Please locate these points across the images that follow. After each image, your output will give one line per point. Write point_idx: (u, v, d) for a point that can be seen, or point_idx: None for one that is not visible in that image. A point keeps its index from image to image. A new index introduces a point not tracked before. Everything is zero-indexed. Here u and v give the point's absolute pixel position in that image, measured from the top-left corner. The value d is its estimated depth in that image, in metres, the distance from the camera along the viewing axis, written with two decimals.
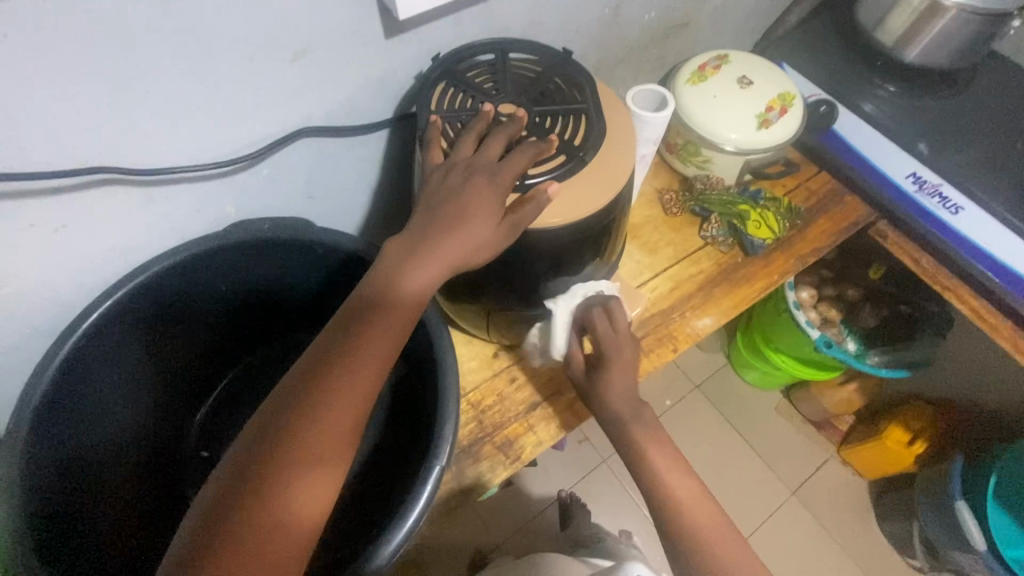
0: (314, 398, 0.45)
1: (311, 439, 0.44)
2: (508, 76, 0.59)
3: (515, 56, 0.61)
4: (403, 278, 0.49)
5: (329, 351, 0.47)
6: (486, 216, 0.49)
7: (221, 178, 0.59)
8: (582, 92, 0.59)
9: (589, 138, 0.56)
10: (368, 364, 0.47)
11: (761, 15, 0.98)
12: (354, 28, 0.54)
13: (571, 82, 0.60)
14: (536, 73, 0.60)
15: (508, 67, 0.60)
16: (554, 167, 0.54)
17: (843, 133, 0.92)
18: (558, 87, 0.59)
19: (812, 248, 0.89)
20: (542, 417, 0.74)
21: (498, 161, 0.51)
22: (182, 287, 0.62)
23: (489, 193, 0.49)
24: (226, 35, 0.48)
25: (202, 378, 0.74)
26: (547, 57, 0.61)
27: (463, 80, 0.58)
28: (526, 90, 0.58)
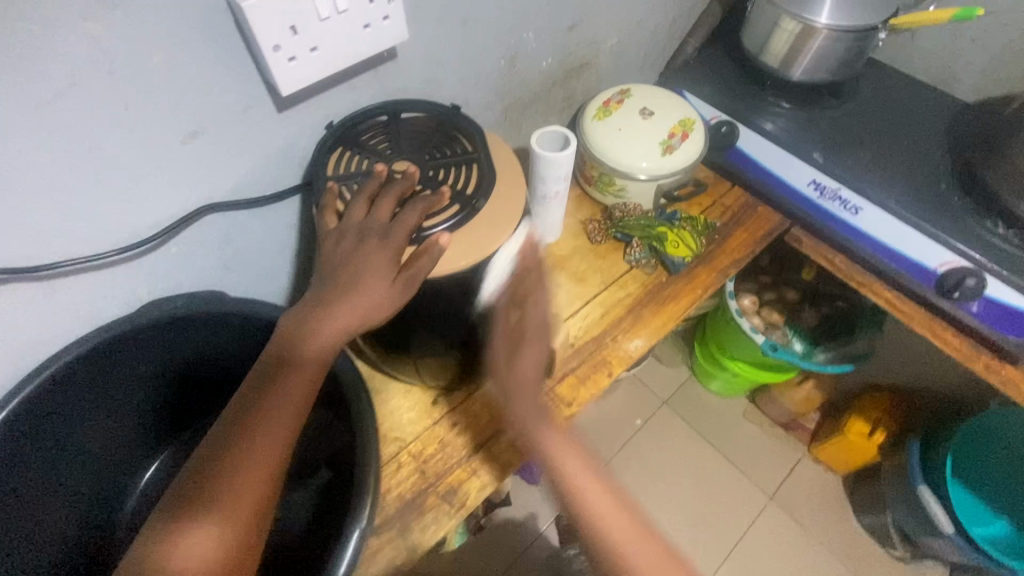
0: (219, 472, 0.48)
1: (216, 512, 0.46)
2: (403, 134, 0.62)
3: (409, 113, 0.63)
4: (303, 347, 0.52)
5: (233, 426, 0.50)
6: (383, 274, 0.52)
7: (126, 263, 0.59)
8: (473, 143, 0.62)
9: (480, 187, 0.60)
10: (270, 431, 0.50)
11: (659, 49, 1.04)
12: (243, 108, 0.56)
13: (462, 133, 0.63)
14: (428, 128, 0.63)
15: (402, 124, 0.62)
16: (446, 217, 0.57)
17: (746, 151, 0.98)
18: (450, 140, 0.62)
19: (731, 260, 0.93)
20: (483, 459, 0.74)
21: (390, 221, 0.54)
22: (97, 375, 0.62)
23: (382, 254, 0.52)
24: (108, 129, 0.49)
25: (128, 466, 0.71)
26: (439, 111, 0.63)
27: (359, 143, 0.60)
28: (420, 146, 0.61)
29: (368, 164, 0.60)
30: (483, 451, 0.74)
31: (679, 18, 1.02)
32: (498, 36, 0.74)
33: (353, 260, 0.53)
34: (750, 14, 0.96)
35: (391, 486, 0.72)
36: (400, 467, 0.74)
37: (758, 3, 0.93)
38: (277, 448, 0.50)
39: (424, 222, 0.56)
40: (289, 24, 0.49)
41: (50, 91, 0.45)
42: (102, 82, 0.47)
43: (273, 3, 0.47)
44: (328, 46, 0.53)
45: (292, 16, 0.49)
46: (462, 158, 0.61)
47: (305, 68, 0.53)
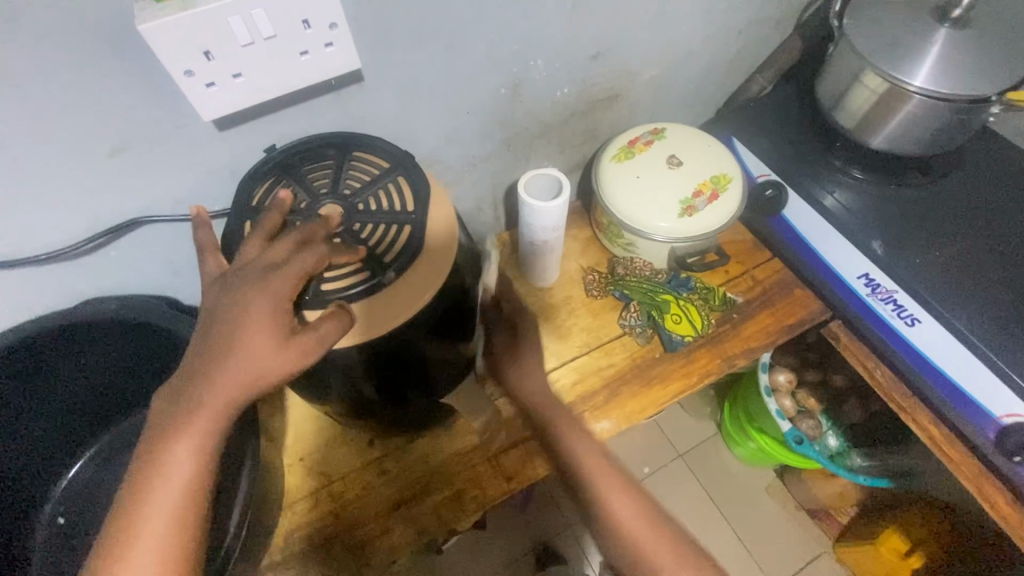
0: (145, 483, 0.44)
1: (161, 486, 0.45)
2: (344, 178, 0.55)
3: (357, 153, 0.56)
4: (223, 359, 0.45)
5: (157, 431, 0.46)
6: (267, 334, 0.45)
7: (62, 263, 0.59)
8: (417, 202, 0.55)
9: (399, 256, 0.52)
10: (185, 442, 0.45)
11: (715, 84, 0.90)
12: (175, 125, 0.52)
13: (409, 188, 0.55)
14: (374, 175, 0.56)
15: (347, 167, 0.56)
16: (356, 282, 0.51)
17: (791, 222, 0.82)
18: (392, 195, 0.55)
19: (743, 348, 0.79)
20: (404, 517, 0.70)
21: (280, 264, 0.46)
22: (31, 361, 0.62)
23: (264, 305, 0.45)
24: (21, 141, 0.47)
25: (64, 446, 0.71)
26: (392, 157, 0.56)
27: (292, 175, 0.54)
28: (358, 194, 0.54)
29: (292, 199, 0.54)
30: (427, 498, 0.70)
31: (746, 50, 0.87)
32: (496, 62, 0.65)
33: (234, 309, 0.45)
34: (830, 56, 0.78)
35: (304, 523, 0.69)
36: (317, 505, 0.71)
37: (840, 46, 0.75)
38: (193, 459, 0.45)
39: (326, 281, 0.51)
40: (202, 50, 0.44)
41: None
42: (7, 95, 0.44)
43: (179, 27, 0.42)
44: (255, 73, 0.47)
45: (205, 41, 0.43)
46: (397, 218, 0.54)
47: (228, 94, 0.48)
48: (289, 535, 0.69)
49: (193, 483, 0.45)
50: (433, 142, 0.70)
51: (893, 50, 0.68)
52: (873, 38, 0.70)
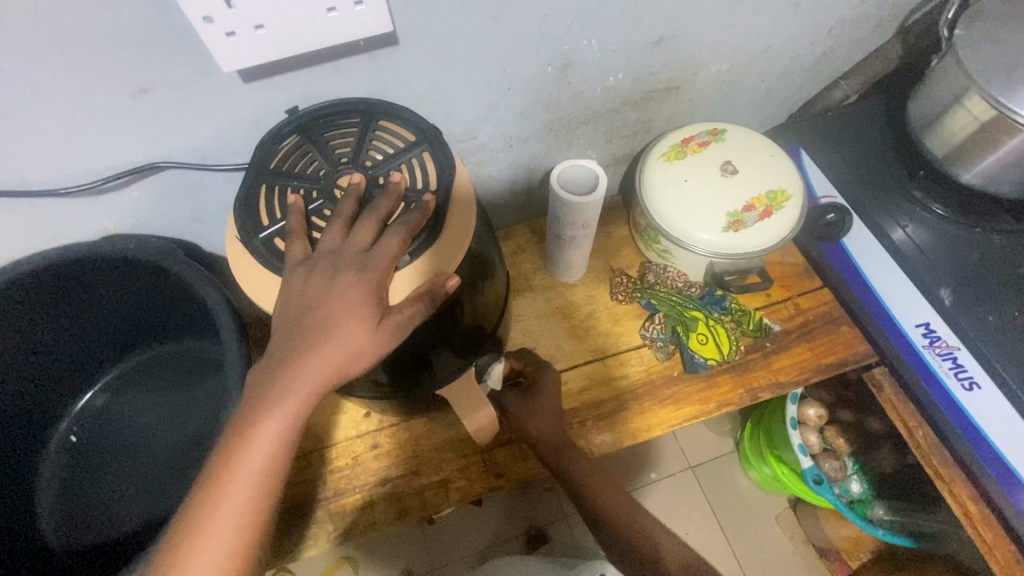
0: (224, 467, 0.42)
1: (241, 471, 0.42)
2: (368, 146, 0.51)
3: (386, 123, 0.53)
4: (317, 344, 0.42)
5: (240, 413, 0.43)
6: (360, 317, 0.43)
7: (85, 197, 0.59)
8: (438, 184, 0.50)
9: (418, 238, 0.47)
10: (280, 427, 0.42)
11: (791, 86, 0.81)
12: (199, 72, 0.50)
13: (434, 167, 0.51)
14: (399, 149, 0.52)
15: (373, 136, 0.52)
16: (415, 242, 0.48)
17: (852, 251, 0.75)
18: (416, 170, 0.51)
19: (772, 381, 0.73)
20: (388, 496, 0.69)
21: (365, 251, 0.44)
22: (55, 288, 0.63)
23: (360, 293, 0.43)
24: (46, 71, 0.46)
25: (83, 370, 0.74)
26: (423, 132, 0.52)
27: (315, 138, 0.51)
28: (379, 167, 0.50)
29: (315, 165, 0.51)
30: (430, 480, 0.69)
31: (833, 52, 0.77)
32: (546, 38, 0.60)
33: (318, 298, 0.43)
34: (932, 70, 0.68)
35: (290, 484, 0.69)
36: (308, 467, 0.70)
37: (945, 59, 0.65)
38: (285, 444, 0.42)
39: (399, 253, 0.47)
40: None
41: None
42: (30, 23, 0.43)
43: None
44: (277, 26, 0.44)
45: None
46: (414, 197, 0.49)
47: (250, 46, 0.45)
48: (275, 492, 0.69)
49: (268, 472, 0.42)
50: (469, 116, 0.66)
51: (1009, 70, 0.58)
52: (986, 55, 0.60)
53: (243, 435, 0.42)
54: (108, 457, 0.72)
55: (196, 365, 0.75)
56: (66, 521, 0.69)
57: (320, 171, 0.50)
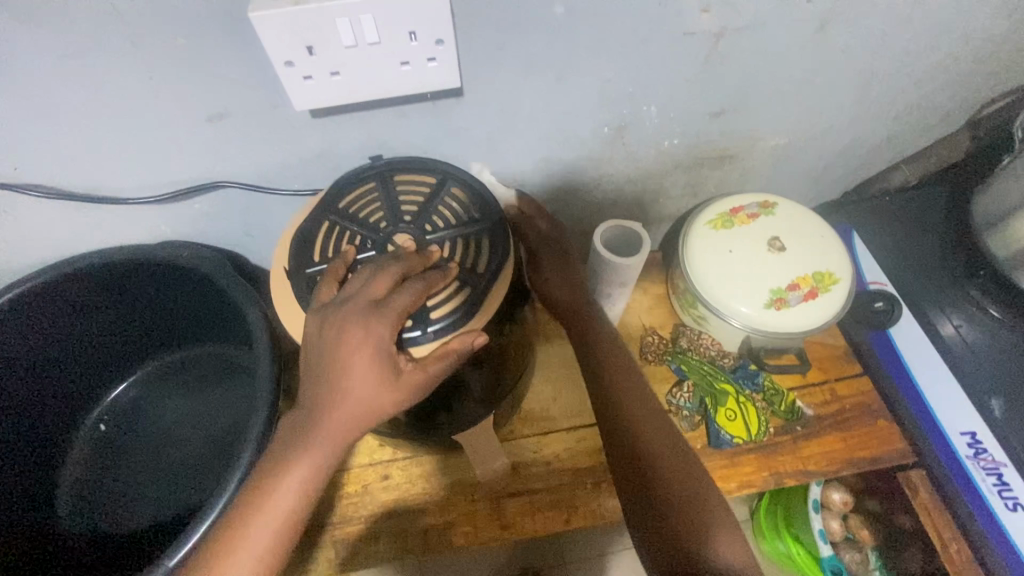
0: (246, 511, 0.43)
1: (265, 514, 0.43)
2: (432, 212, 0.52)
3: (454, 191, 0.53)
4: (337, 395, 0.43)
5: (268, 460, 0.45)
6: (378, 370, 0.43)
7: (150, 205, 0.62)
8: (490, 263, 0.50)
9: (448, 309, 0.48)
10: (303, 476, 0.43)
11: (849, 166, 0.79)
12: (272, 105, 0.52)
13: (489, 247, 0.51)
14: (461, 220, 0.52)
15: (439, 203, 0.53)
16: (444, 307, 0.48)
17: (899, 345, 0.72)
18: (471, 246, 0.51)
19: (800, 468, 0.70)
20: (391, 530, 0.69)
21: (378, 302, 0.44)
22: (107, 282, 0.66)
23: (370, 344, 0.43)
24: (133, 91, 0.49)
25: (120, 361, 0.77)
26: (486, 213, 0.52)
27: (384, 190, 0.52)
28: (436, 234, 0.51)
29: (374, 213, 0.52)
30: (435, 524, 0.69)
31: (897, 138, 0.76)
32: (606, 100, 0.61)
33: (331, 349, 0.43)
34: (1003, 169, 0.66)
35: None
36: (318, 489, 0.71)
37: (1018, 160, 0.63)
38: (305, 493, 0.43)
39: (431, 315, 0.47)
40: (305, 44, 0.43)
41: (78, 48, 0.45)
42: (125, 49, 0.46)
43: (291, 22, 0.42)
44: (351, 74, 0.46)
45: (309, 37, 0.43)
46: (463, 277, 0.49)
47: (323, 89, 0.47)
48: None
49: (290, 516, 0.43)
50: (520, 165, 0.67)
51: None
52: None
53: (271, 482, 0.43)
54: (130, 450, 0.74)
55: (226, 370, 0.77)
56: (80, 509, 0.70)
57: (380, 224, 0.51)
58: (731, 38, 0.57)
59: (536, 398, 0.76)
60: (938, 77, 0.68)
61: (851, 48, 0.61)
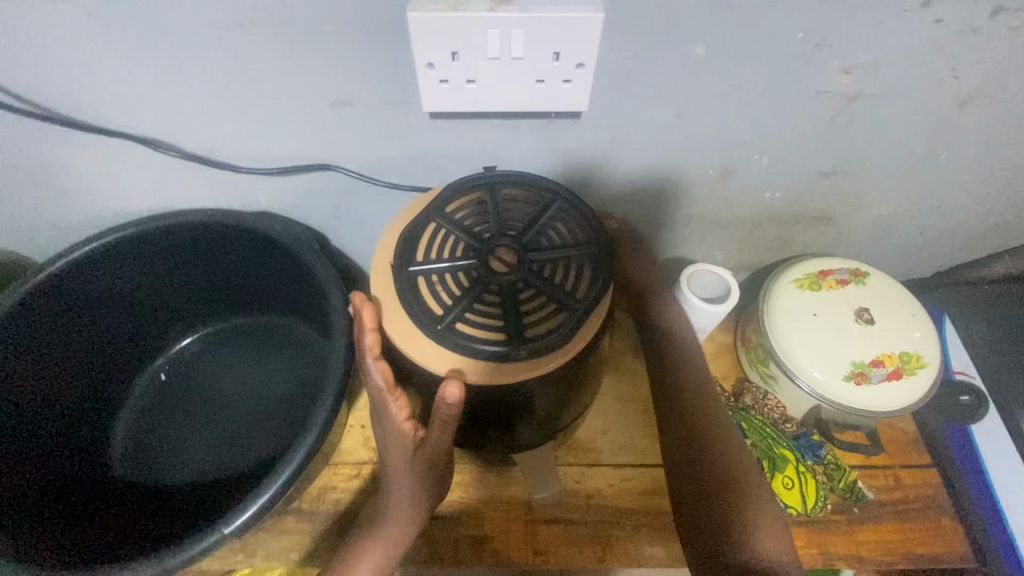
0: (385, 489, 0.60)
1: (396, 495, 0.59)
2: (539, 231, 0.53)
3: (564, 215, 0.54)
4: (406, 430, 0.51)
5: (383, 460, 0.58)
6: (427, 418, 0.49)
7: (254, 176, 0.64)
8: (591, 289, 0.50)
9: (544, 332, 0.48)
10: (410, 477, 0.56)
11: (948, 248, 0.75)
12: (396, 100, 0.54)
13: (592, 275, 0.51)
14: (567, 243, 0.52)
15: (545, 223, 0.53)
16: (541, 330, 0.48)
17: (978, 443, 0.68)
18: (574, 271, 0.51)
19: (852, 553, 0.67)
20: (422, 534, 0.68)
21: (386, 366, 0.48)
22: (196, 241, 0.69)
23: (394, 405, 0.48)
24: (271, 68, 0.51)
25: (189, 317, 0.79)
26: (592, 237, 0.53)
27: (495, 204, 0.54)
28: (541, 254, 0.51)
29: (481, 224, 0.53)
30: (466, 539, 0.68)
31: (1007, 227, 0.72)
32: (717, 144, 0.60)
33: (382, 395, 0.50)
34: None
35: (334, 487, 0.70)
36: (358, 478, 0.71)
37: None
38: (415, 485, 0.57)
39: (528, 334, 0.48)
40: (451, 49, 0.44)
41: (234, 20, 0.47)
42: (275, 27, 0.48)
43: (444, 27, 0.43)
44: (486, 85, 0.46)
45: (456, 42, 0.43)
46: (564, 299, 0.50)
47: (455, 95, 0.47)
48: (320, 493, 0.70)
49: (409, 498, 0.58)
50: (614, 195, 0.66)
51: None
52: None
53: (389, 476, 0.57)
54: (183, 405, 0.75)
55: (289, 342, 0.78)
56: (131, 452, 0.72)
57: (486, 236, 0.52)
58: (862, 103, 0.55)
59: (585, 428, 0.75)
60: None
61: (984, 131, 0.59)
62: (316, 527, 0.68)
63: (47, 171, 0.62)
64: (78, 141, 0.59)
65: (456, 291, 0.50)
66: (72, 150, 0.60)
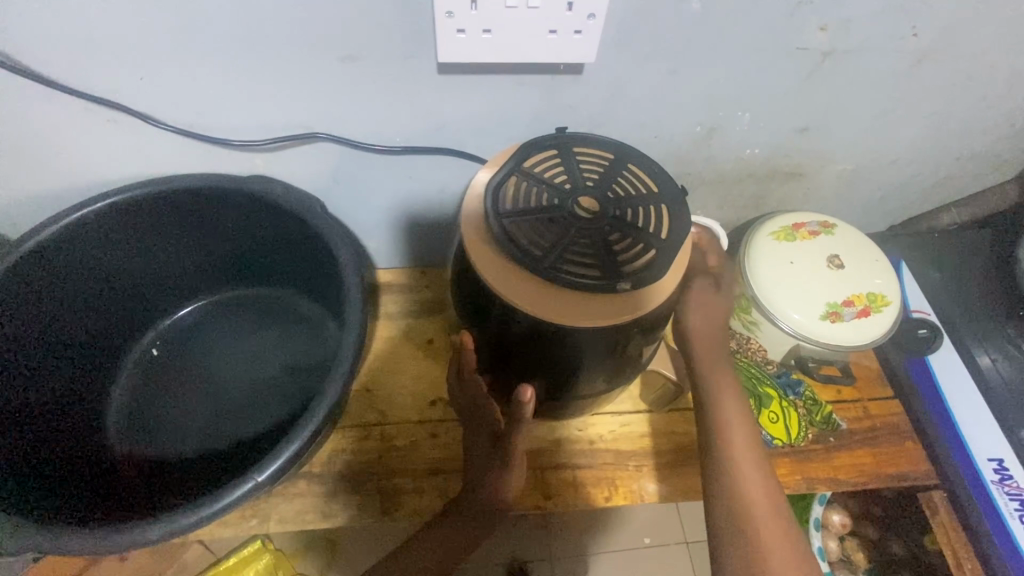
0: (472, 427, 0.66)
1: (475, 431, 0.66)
2: (615, 181, 0.54)
3: (635, 166, 0.55)
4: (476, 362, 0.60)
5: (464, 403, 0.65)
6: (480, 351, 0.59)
7: (254, 138, 0.63)
8: (674, 233, 0.51)
9: (642, 272, 0.49)
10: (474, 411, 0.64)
11: (901, 201, 0.84)
12: (406, 55, 0.55)
13: (671, 218, 0.52)
14: (644, 192, 0.53)
15: (620, 173, 0.54)
16: (635, 269, 0.49)
17: (934, 370, 0.76)
18: (655, 216, 0.52)
19: (831, 477, 0.73)
20: (435, 487, 0.69)
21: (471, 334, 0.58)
22: (189, 207, 0.67)
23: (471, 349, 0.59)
24: (282, 21, 0.52)
25: (179, 290, 0.77)
26: (664, 187, 0.54)
27: (569, 156, 0.55)
28: (624, 201, 0.52)
29: (560, 175, 0.54)
30: None
31: (951, 181, 0.80)
32: (706, 101, 0.64)
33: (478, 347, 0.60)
34: None
35: (344, 449, 0.71)
36: (367, 439, 0.72)
37: None
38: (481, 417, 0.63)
39: (625, 274, 0.49)
40: None
41: None
42: None
43: None
44: (502, 35, 0.49)
45: None
46: (651, 242, 0.50)
47: (471, 45, 0.49)
48: (330, 458, 0.70)
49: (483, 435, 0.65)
50: None
51: None
52: None
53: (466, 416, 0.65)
54: (180, 378, 0.73)
55: (290, 313, 0.78)
56: (128, 427, 0.70)
57: (567, 185, 0.53)
58: (835, 60, 0.61)
59: None
60: (1003, 126, 0.73)
61: (935, 89, 0.66)
62: (330, 489, 0.68)
63: (26, 134, 0.59)
64: (65, 100, 0.57)
65: (547, 237, 0.50)
66: (56, 109, 0.57)
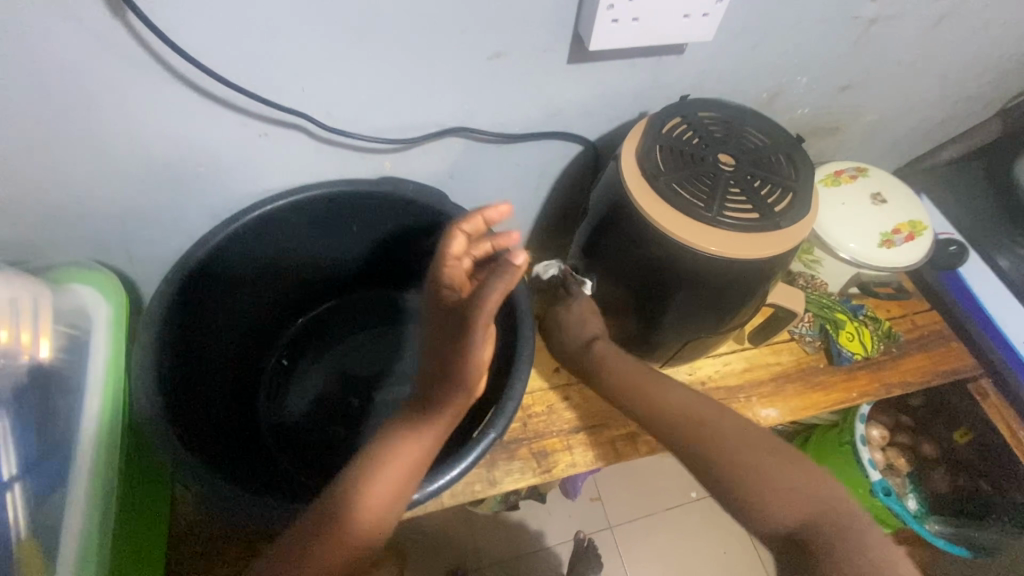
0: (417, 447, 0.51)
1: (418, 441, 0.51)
2: (739, 136, 0.64)
3: (748, 122, 0.65)
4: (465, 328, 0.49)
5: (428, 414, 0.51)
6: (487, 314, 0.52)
7: (392, 139, 0.67)
8: (801, 173, 0.62)
9: (790, 207, 0.59)
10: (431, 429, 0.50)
11: (910, 143, 0.98)
12: (545, 47, 0.62)
13: (795, 161, 0.63)
14: (766, 143, 0.64)
15: (740, 129, 0.64)
16: (785, 206, 0.59)
17: (967, 279, 0.90)
18: (782, 161, 0.63)
19: (901, 380, 0.86)
20: (582, 441, 0.77)
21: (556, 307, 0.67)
22: (319, 215, 0.71)
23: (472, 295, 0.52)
24: (445, 27, 0.57)
25: (301, 300, 0.83)
26: (778, 137, 0.65)
27: (697, 120, 0.63)
28: (755, 152, 0.62)
29: (694, 136, 0.62)
30: (623, 438, 0.77)
31: (951, 121, 0.95)
32: (776, 69, 0.75)
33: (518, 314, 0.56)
34: None
35: None
36: None
37: None
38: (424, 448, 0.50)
39: (779, 211, 0.59)
40: None
41: None
42: None
43: None
44: (649, 21, 0.57)
45: None
46: (788, 182, 0.61)
47: (622, 32, 0.57)
48: None
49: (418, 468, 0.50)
50: None
51: None
52: None
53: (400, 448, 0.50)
54: (320, 378, 0.81)
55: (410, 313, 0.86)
56: (283, 426, 0.77)
57: (704, 144, 0.62)
58: (879, 24, 0.73)
59: None
60: (994, 71, 0.88)
61: (948, 44, 0.80)
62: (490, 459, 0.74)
63: (180, 153, 0.62)
64: (226, 117, 0.60)
65: (712, 188, 0.59)
66: (216, 126, 0.60)
